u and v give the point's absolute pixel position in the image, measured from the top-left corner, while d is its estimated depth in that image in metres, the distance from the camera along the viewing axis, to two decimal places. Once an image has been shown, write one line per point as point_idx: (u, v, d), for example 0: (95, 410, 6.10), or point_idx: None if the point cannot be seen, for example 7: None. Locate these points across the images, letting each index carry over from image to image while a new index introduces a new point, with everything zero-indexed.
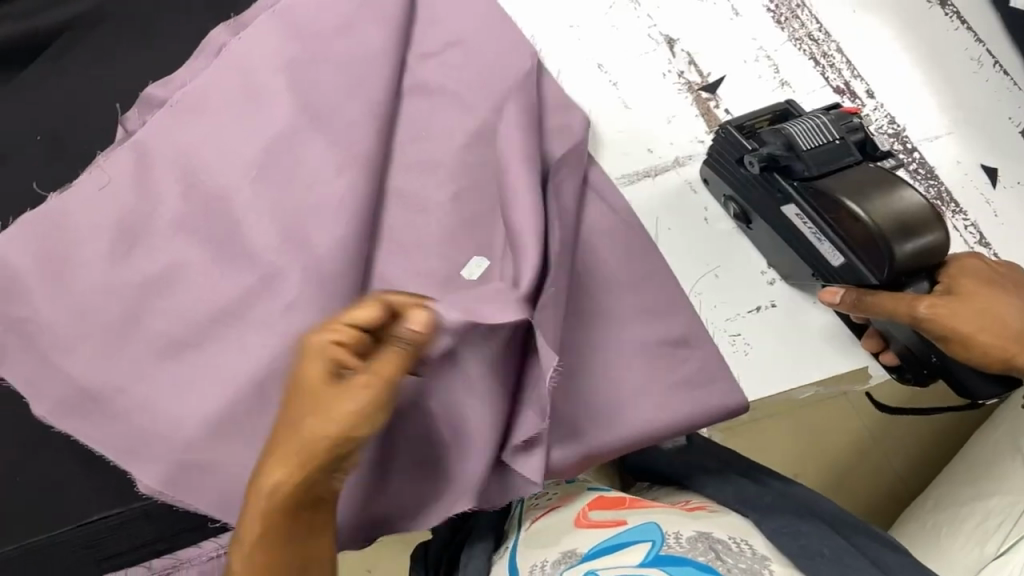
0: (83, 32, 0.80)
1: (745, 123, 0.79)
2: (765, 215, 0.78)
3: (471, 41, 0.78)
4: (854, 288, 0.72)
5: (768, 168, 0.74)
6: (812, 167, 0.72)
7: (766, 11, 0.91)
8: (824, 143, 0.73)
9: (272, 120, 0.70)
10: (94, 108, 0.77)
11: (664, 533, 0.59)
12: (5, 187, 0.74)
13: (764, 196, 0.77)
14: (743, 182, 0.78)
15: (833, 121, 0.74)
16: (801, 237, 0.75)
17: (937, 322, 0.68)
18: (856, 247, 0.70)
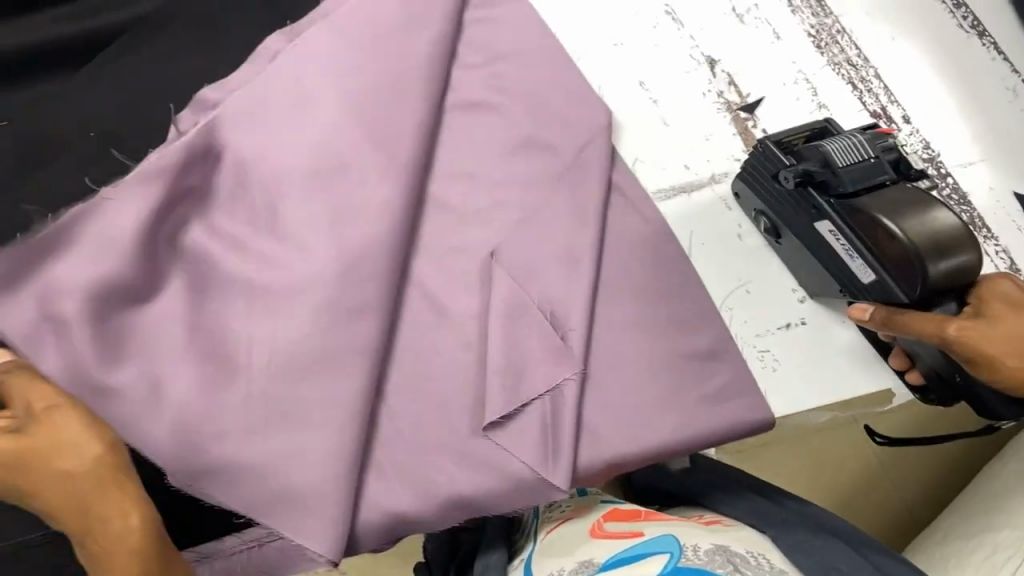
0: (143, 39, 0.82)
1: (782, 139, 0.80)
2: (799, 230, 0.79)
3: (515, 57, 0.82)
4: (884, 306, 0.72)
5: (804, 183, 0.75)
6: (847, 184, 0.72)
7: (807, 36, 0.92)
8: (860, 160, 0.72)
9: (319, 124, 0.72)
10: (147, 107, 0.80)
11: (682, 546, 0.58)
12: (55, 180, 0.76)
13: (798, 212, 0.77)
14: (778, 198, 0.79)
15: (870, 139, 0.74)
16: (834, 253, 0.75)
17: (966, 345, 0.66)
18: (896, 268, 0.69)
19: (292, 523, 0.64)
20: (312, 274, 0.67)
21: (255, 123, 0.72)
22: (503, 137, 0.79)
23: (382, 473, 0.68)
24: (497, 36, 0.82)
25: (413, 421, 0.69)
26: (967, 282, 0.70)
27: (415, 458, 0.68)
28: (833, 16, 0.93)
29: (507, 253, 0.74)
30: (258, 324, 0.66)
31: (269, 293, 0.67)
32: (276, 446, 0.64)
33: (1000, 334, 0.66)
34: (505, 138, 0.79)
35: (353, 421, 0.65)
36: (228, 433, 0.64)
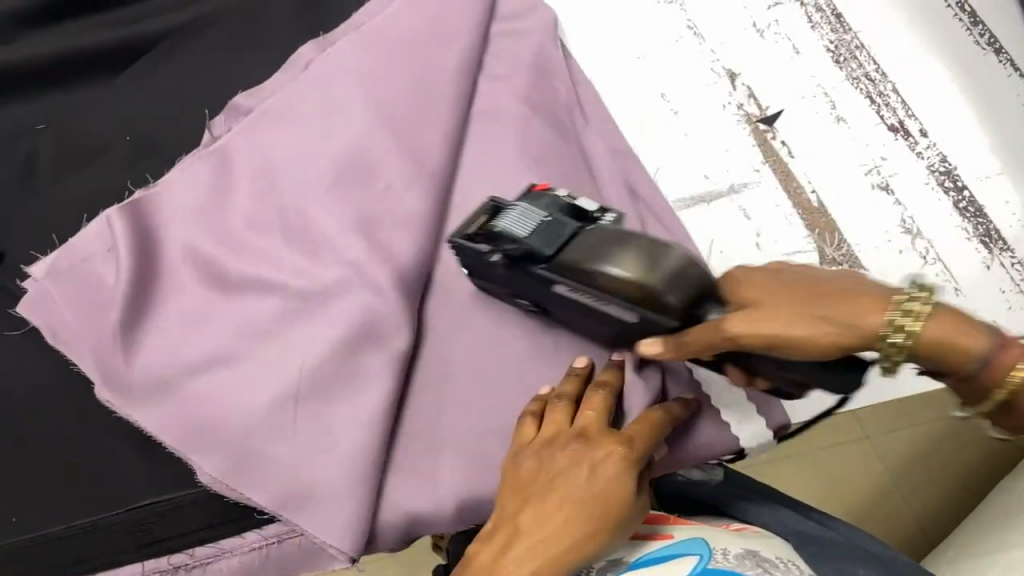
0: (186, 40, 0.85)
1: (472, 219, 0.65)
2: (550, 301, 0.64)
3: (541, 70, 0.84)
4: (669, 335, 0.59)
5: (512, 259, 0.62)
6: (541, 250, 0.60)
7: (826, 51, 0.94)
8: (537, 224, 0.61)
9: (351, 130, 0.74)
10: (183, 113, 0.82)
11: (712, 548, 0.62)
12: (92, 182, 0.78)
13: (533, 288, 0.64)
14: (506, 283, 0.66)
15: (532, 203, 0.63)
16: (595, 314, 0.62)
17: (748, 337, 0.56)
18: (650, 308, 0.56)
19: (314, 520, 0.65)
20: (340, 276, 0.69)
21: (291, 131, 0.75)
22: (529, 145, 0.81)
23: (401, 473, 0.69)
24: (523, 49, 0.85)
25: (435, 420, 0.70)
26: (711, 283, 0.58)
27: (433, 461, 0.69)
28: (852, 33, 0.95)
29: None
30: (292, 325, 0.69)
31: (302, 294, 0.69)
32: (304, 443, 0.66)
33: (771, 312, 0.56)
34: (530, 146, 0.80)
35: (380, 418, 0.65)
36: (257, 430, 0.66)
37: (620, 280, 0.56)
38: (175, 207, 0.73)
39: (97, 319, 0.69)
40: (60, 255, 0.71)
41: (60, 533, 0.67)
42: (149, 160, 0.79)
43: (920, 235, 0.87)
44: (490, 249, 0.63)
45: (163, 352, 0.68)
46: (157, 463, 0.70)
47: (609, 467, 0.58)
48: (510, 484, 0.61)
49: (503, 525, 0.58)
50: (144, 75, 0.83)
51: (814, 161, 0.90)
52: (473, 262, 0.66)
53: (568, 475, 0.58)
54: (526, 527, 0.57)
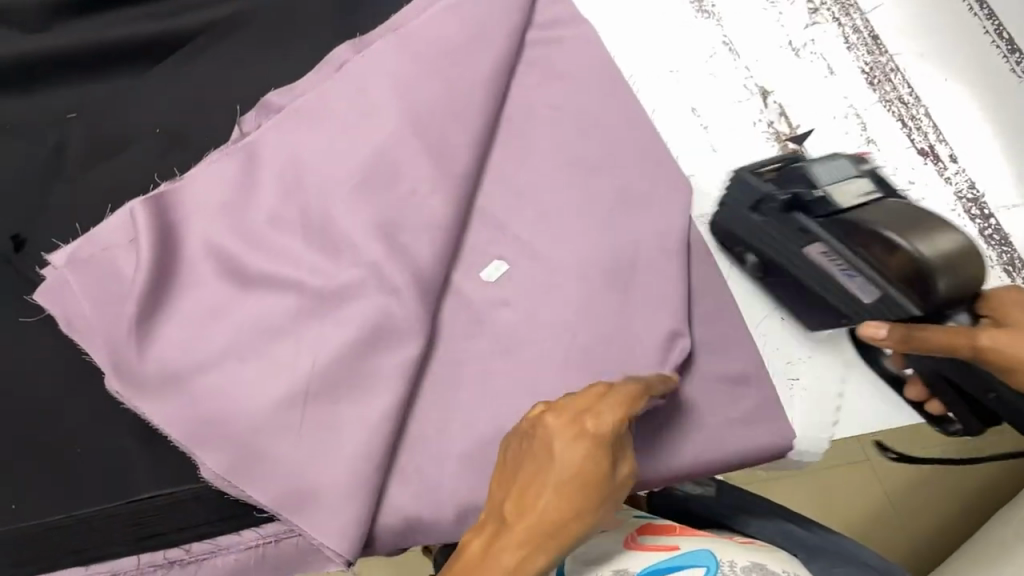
0: (218, 37, 0.86)
1: (758, 169, 0.78)
2: (784, 254, 0.75)
3: (573, 80, 0.84)
4: (899, 325, 0.65)
5: (788, 205, 0.73)
6: (836, 205, 0.70)
7: (861, 72, 0.93)
8: (844, 179, 0.71)
9: (379, 132, 0.74)
10: (213, 108, 0.83)
11: (717, 561, 0.60)
12: (117, 174, 0.79)
13: (783, 237, 0.74)
14: (749, 227, 0.77)
15: (857, 160, 0.73)
16: (829, 279, 0.72)
17: (993, 352, 0.62)
18: (906, 286, 0.66)
19: (314, 521, 0.65)
20: (356, 280, 0.70)
21: (318, 130, 0.75)
22: (555, 155, 0.80)
23: (405, 477, 0.69)
24: (553, 59, 0.85)
25: (443, 427, 0.70)
26: (975, 290, 0.67)
27: (437, 465, 0.69)
28: (888, 55, 0.94)
29: (548, 267, 0.75)
30: (309, 325, 0.69)
31: (321, 294, 0.70)
32: (309, 443, 0.66)
33: None
34: (557, 156, 0.80)
35: (385, 421, 0.66)
36: (265, 428, 0.66)
37: (901, 251, 0.65)
38: (197, 200, 0.73)
39: (114, 310, 0.69)
40: (81, 244, 0.71)
41: (59, 522, 0.68)
42: (177, 154, 0.81)
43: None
44: (783, 190, 0.73)
45: (177, 347, 0.69)
46: (160, 455, 0.71)
47: (577, 449, 0.55)
48: (497, 475, 0.58)
49: (487, 520, 0.56)
50: (177, 69, 0.84)
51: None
52: (732, 208, 0.79)
53: (539, 462, 0.55)
54: (506, 523, 0.54)
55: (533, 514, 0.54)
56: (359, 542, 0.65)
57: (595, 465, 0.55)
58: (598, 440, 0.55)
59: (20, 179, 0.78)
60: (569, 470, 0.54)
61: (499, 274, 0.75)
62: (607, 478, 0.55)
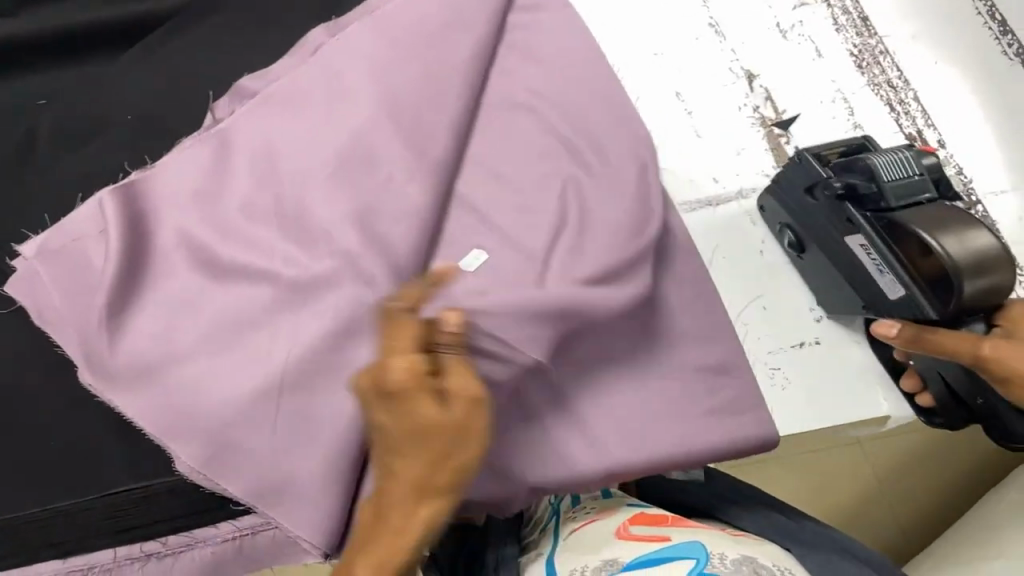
0: (190, 23, 0.84)
1: (821, 152, 0.77)
2: (823, 239, 0.77)
3: (553, 63, 0.82)
4: (912, 323, 0.65)
5: (842, 196, 0.73)
6: (889, 201, 0.69)
7: (849, 55, 0.92)
8: (905, 177, 0.69)
9: (354, 118, 0.73)
10: (187, 93, 0.81)
11: (708, 552, 0.58)
12: (89, 162, 0.78)
13: (829, 222, 0.75)
14: (801, 209, 0.79)
15: (915, 157, 0.71)
16: (865, 269, 0.73)
17: (1000, 363, 0.62)
18: (933, 286, 0.67)
19: (290, 514, 0.65)
20: (330, 270, 0.68)
21: (294, 117, 0.74)
22: (535, 139, 0.79)
23: None
24: (536, 43, 0.83)
25: None
26: (997, 301, 0.66)
27: None
28: (877, 37, 0.93)
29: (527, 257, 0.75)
30: (282, 315, 0.68)
31: (295, 282, 0.68)
32: (282, 435, 0.65)
33: None
34: (537, 141, 0.79)
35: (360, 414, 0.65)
36: (237, 421, 0.65)
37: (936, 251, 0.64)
38: (170, 188, 0.72)
39: (85, 301, 0.68)
40: (53, 235, 0.71)
41: (35, 514, 0.67)
42: (148, 141, 0.79)
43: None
44: (837, 177, 0.73)
45: (150, 338, 0.68)
46: (134, 447, 0.70)
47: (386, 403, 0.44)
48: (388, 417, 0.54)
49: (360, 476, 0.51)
50: (149, 55, 0.83)
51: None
52: (786, 182, 0.79)
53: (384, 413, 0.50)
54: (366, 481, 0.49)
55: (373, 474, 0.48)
56: (335, 536, 0.65)
57: (416, 429, 0.43)
58: (418, 407, 0.43)
59: None
60: (393, 448, 0.44)
61: (477, 263, 0.71)
62: (443, 437, 0.43)
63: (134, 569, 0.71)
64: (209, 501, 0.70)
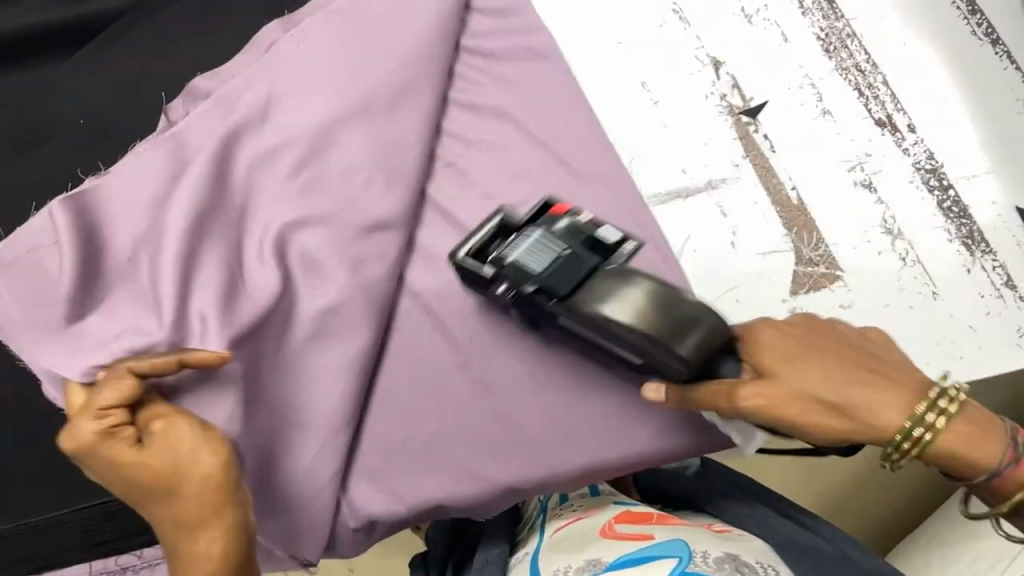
0: (138, 18, 0.83)
1: (467, 248, 0.64)
2: (555, 326, 0.64)
3: (513, 54, 0.81)
4: (672, 385, 0.60)
5: (523, 296, 0.61)
6: (557, 290, 0.59)
7: (816, 39, 0.91)
8: (554, 260, 0.59)
9: (310, 117, 0.71)
10: (141, 95, 0.80)
11: (691, 551, 0.57)
12: (43, 170, 0.76)
13: (541, 312, 0.63)
14: (513, 306, 0.65)
15: (559, 232, 0.61)
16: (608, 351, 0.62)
17: (761, 414, 0.57)
18: (697, 369, 0.57)
19: None
20: None
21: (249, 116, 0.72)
22: (499, 135, 0.78)
23: None
24: (493, 31, 0.81)
25: None
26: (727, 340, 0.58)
27: None
28: (845, 20, 0.91)
29: None
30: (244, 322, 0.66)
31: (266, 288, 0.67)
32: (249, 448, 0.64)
33: (785, 391, 0.57)
34: (502, 137, 0.78)
35: None
36: None
37: (626, 326, 0.56)
38: (124, 194, 0.69)
39: (41, 314, 0.67)
40: (6, 247, 0.68)
41: (12, 531, 0.67)
42: (104, 148, 0.78)
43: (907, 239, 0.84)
44: (500, 277, 0.61)
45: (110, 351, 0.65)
46: None
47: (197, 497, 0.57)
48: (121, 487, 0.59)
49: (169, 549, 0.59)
50: (98, 57, 0.81)
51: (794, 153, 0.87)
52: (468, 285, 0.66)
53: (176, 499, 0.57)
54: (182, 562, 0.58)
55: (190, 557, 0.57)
56: None
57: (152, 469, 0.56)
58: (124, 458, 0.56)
59: None
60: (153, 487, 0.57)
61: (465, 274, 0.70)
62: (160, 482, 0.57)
63: None
64: None
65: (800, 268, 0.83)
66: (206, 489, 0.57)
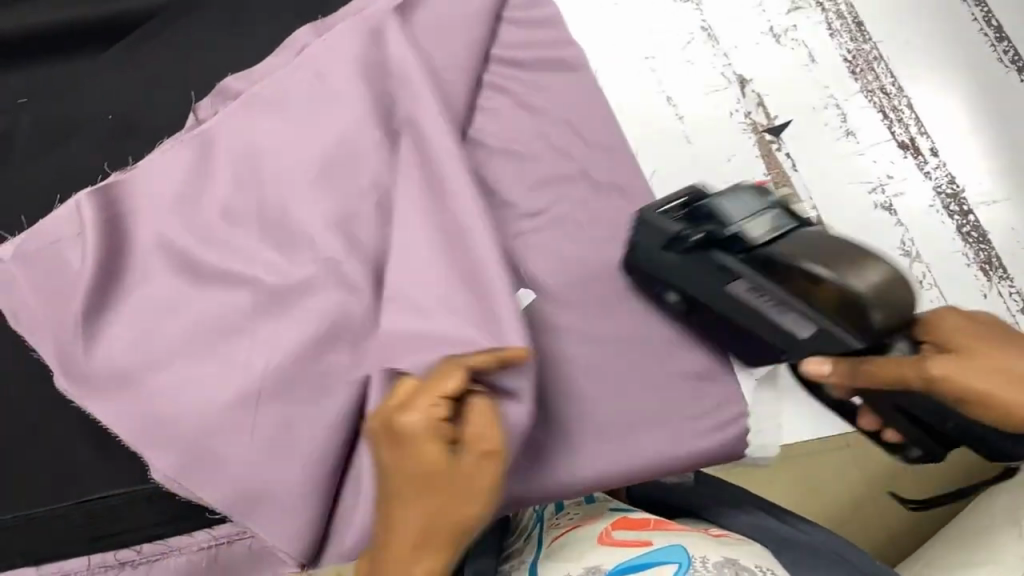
0: (177, 19, 0.84)
1: (660, 207, 0.70)
2: (701, 291, 0.67)
3: (541, 65, 0.82)
4: (846, 359, 0.60)
5: (707, 242, 0.66)
6: (749, 237, 0.64)
7: (843, 61, 0.91)
8: (759, 212, 0.65)
9: (337, 119, 0.72)
10: (172, 91, 0.81)
11: (690, 556, 0.58)
12: (71, 163, 0.78)
13: (703, 272, 0.67)
14: (678, 268, 0.68)
15: (761, 192, 0.67)
16: (755, 314, 0.65)
17: (951, 385, 0.55)
18: (845, 318, 0.59)
19: (264, 522, 0.64)
20: (310, 276, 0.68)
21: (277, 118, 0.73)
22: (523, 142, 0.78)
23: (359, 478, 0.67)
24: (521, 42, 0.82)
25: None
26: (911, 315, 0.60)
27: None
28: (871, 43, 0.91)
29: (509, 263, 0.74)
30: (264, 318, 0.67)
31: (285, 283, 0.68)
32: (260, 445, 0.64)
33: (970, 364, 0.56)
34: (525, 145, 0.78)
35: (341, 421, 0.65)
36: (213, 428, 0.64)
37: (818, 277, 0.59)
38: (150, 192, 0.71)
39: (60, 305, 0.68)
40: (30, 237, 0.69)
41: (8, 522, 0.66)
42: (131, 142, 0.79)
43: (928, 263, 0.84)
44: (702, 225, 0.66)
45: (129, 345, 0.67)
46: (109, 455, 0.68)
47: (441, 503, 0.51)
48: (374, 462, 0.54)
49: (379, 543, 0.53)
50: (132, 52, 0.82)
51: (816, 173, 0.86)
52: (643, 254, 0.70)
53: (419, 492, 0.51)
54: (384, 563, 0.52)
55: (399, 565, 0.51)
56: (309, 544, 0.64)
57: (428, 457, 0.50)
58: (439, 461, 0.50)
59: None
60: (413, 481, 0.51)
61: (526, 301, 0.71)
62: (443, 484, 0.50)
63: None
64: (183, 508, 0.69)
65: None
66: (459, 508, 0.51)
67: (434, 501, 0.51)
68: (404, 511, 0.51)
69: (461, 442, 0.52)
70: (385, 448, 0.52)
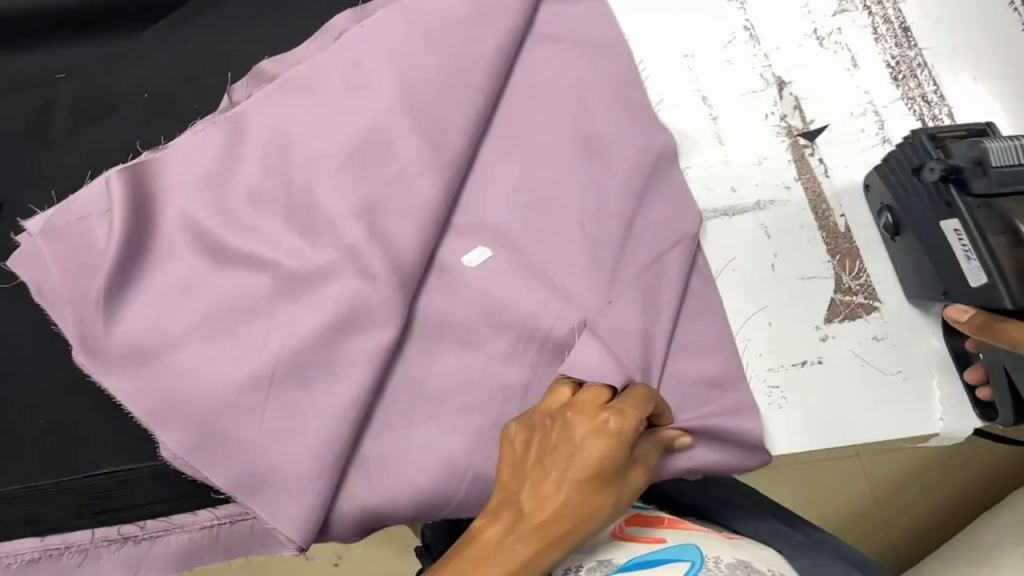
0: (219, 0, 0.85)
1: (937, 133, 0.72)
2: (924, 233, 0.73)
3: (578, 60, 0.81)
4: (982, 313, 0.67)
5: (945, 176, 0.68)
6: (993, 185, 0.64)
7: (885, 66, 0.89)
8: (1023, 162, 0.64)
9: (369, 107, 0.72)
10: (209, 73, 0.82)
11: (703, 555, 0.56)
12: (104, 140, 0.79)
13: (930, 205, 0.71)
14: (915, 191, 0.73)
15: None
16: (950, 255, 0.69)
17: None
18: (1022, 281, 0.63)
19: (269, 504, 0.65)
20: (331, 262, 0.68)
21: (308, 103, 0.73)
22: (554, 136, 0.78)
23: (367, 464, 0.68)
24: (559, 38, 0.82)
25: (408, 416, 0.69)
26: None
27: (399, 455, 0.68)
28: (917, 49, 0.89)
29: (529, 258, 0.73)
30: (280, 303, 0.68)
31: (303, 268, 0.68)
32: (270, 428, 0.65)
33: None
34: (555, 139, 0.77)
35: (352, 407, 0.65)
36: (226, 408, 0.65)
37: None
38: (177, 173, 0.71)
39: (82, 280, 0.69)
40: (59, 211, 0.71)
41: (17, 492, 0.68)
42: (164, 122, 0.80)
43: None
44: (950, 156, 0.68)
45: (148, 323, 0.68)
46: (120, 430, 0.70)
47: (593, 497, 0.53)
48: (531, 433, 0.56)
49: (502, 507, 0.54)
50: (172, 32, 0.83)
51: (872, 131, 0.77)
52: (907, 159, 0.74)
53: (574, 469, 0.53)
54: (505, 534, 0.52)
55: (523, 541, 0.51)
56: (313, 527, 0.65)
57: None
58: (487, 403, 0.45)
59: (7, 141, 0.79)
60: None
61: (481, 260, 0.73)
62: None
63: (112, 550, 0.72)
64: (188, 487, 0.70)
65: (837, 297, 0.81)
66: (594, 507, 0.53)
67: (584, 490, 0.53)
68: (565, 489, 0.53)
69: (631, 466, 0.57)
70: (597, 432, 0.55)
